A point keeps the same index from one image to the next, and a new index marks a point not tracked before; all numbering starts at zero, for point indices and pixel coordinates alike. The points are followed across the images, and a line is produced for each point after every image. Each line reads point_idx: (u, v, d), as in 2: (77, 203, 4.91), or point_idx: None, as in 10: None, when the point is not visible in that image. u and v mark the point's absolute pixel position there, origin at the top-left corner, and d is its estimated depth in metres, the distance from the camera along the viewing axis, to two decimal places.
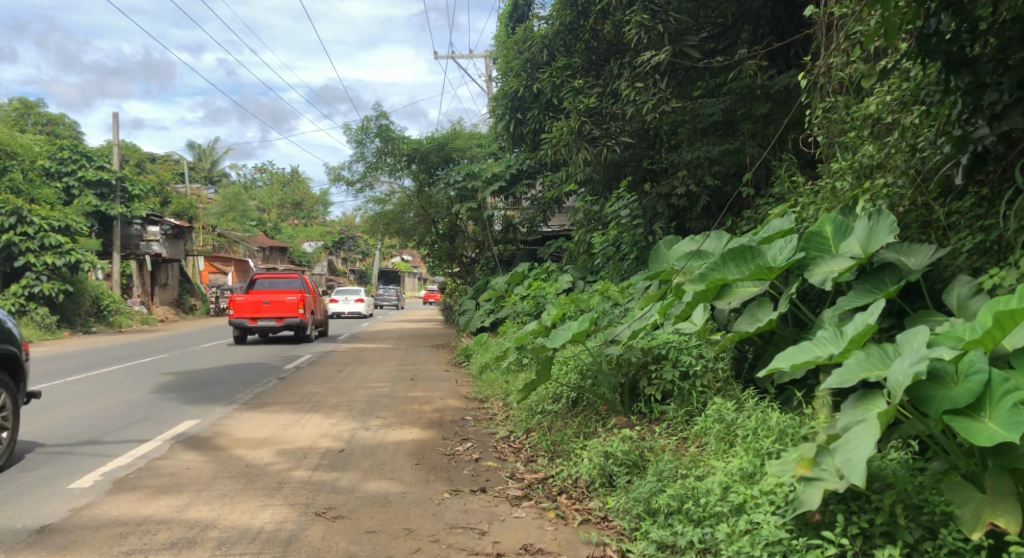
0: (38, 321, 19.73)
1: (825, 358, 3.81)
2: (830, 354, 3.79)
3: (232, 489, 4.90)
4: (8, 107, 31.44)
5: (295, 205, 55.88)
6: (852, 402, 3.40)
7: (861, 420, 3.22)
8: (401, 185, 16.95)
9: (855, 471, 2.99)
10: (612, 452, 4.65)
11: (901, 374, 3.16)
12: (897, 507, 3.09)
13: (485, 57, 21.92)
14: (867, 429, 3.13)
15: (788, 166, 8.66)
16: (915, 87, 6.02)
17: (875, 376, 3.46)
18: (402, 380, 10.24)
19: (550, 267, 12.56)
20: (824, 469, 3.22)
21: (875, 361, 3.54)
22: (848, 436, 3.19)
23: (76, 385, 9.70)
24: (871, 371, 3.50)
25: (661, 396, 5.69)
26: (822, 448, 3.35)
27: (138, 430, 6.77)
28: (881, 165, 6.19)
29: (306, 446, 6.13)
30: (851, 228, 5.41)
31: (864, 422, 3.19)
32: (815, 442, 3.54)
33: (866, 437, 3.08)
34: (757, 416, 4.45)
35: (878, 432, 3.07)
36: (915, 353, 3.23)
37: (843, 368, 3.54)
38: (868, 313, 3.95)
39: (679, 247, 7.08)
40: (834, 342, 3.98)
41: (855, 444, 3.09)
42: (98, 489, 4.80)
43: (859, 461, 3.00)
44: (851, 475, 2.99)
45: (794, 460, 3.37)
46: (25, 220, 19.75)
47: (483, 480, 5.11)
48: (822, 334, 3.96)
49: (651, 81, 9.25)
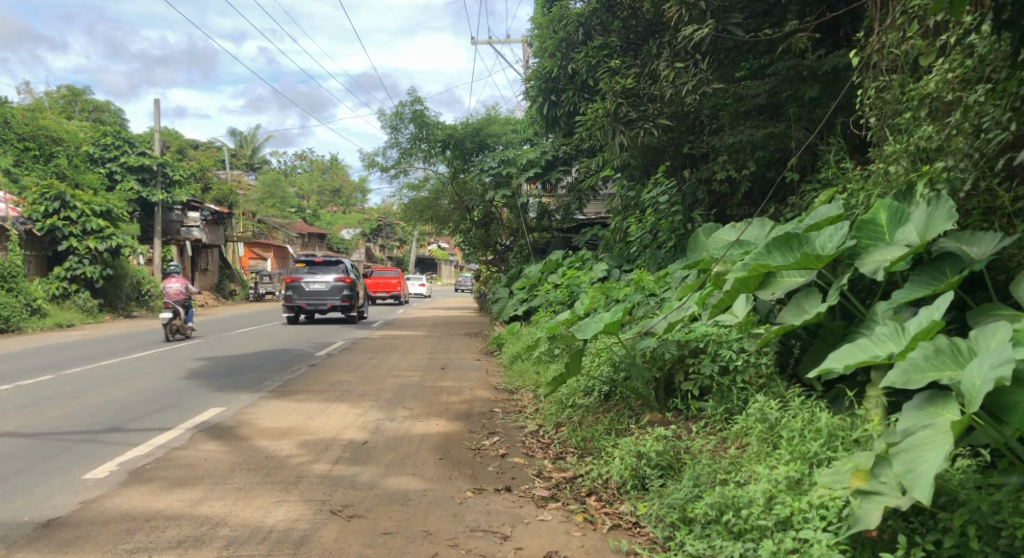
0: (80, 304, 20.09)
1: (884, 357, 3.49)
2: (891, 353, 3.46)
3: (249, 482, 4.74)
4: (56, 94, 31.98)
5: (334, 192, 56.30)
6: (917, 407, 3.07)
7: (929, 427, 2.88)
8: (435, 172, 16.73)
9: (921, 487, 2.66)
10: (645, 453, 4.35)
11: (979, 379, 2.81)
12: (969, 528, 2.76)
13: (522, 41, 21.43)
14: (936, 440, 2.79)
15: (837, 150, 8.24)
16: (980, 63, 5.56)
17: (947, 379, 3.10)
18: (432, 369, 10.05)
19: (585, 255, 12.24)
20: (884, 482, 2.89)
21: (947, 362, 3.18)
22: (915, 445, 2.86)
23: (110, 369, 9.71)
24: (942, 373, 3.14)
25: (699, 391, 5.35)
26: (881, 457, 3.02)
27: (162, 417, 6.67)
28: (940, 148, 5.82)
29: (328, 437, 5.94)
30: (908, 215, 5.03)
31: (933, 429, 2.85)
32: (872, 448, 3.21)
33: (937, 450, 2.74)
34: (803, 417, 4.13)
35: (950, 443, 2.72)
36: (996, 355, 2.87)
37: (908, 366, 3.18)
38: (935, 309, 3.61)
39: (721, 235, 6.77)
40: (895, 339, 3.65)
41: (922, 455, 2.76)
42: (112, 480, 4.70)
43: (927, 475, 2.67)
44: (916, 490, 2.67)
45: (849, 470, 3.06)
46: (68, 204, 20.02)
47: (507, 478, 4.84)
48: (880, 330, 3.63)
49: (693, 61, 8.95)
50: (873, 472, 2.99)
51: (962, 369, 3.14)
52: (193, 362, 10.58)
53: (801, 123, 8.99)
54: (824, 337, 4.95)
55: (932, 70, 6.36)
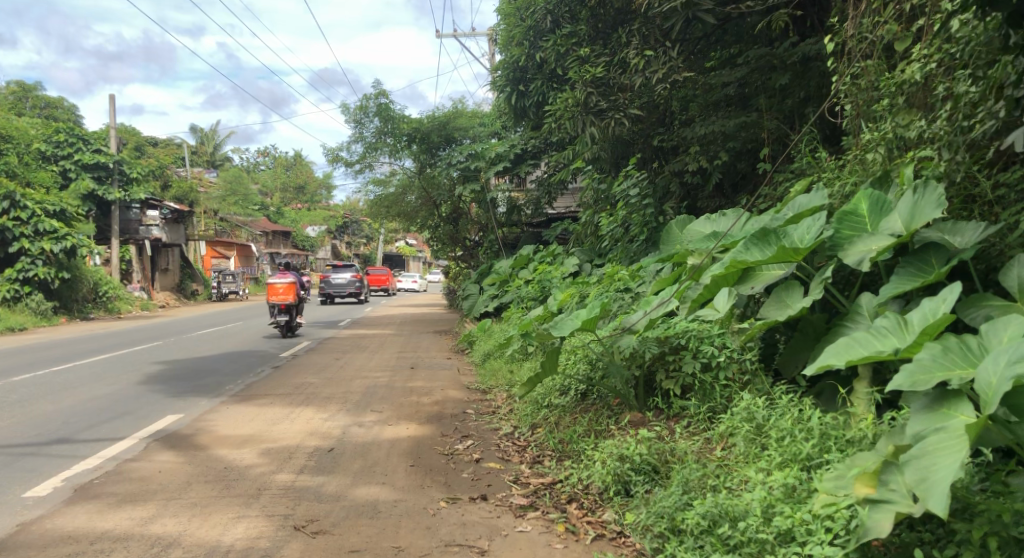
0: (33, 307, 19.32)
1: (890, 354, 3.46)
2: (899, 349, 3.43)
3: (207, 496, 4.43)
4: (5, 90, 30.84)
5: (298, 189, 55.02)
6: (928, 410, 2.95)
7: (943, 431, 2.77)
8: (402, 167, 16.34)
9: (937, 498, 2.55)
10: (628, 456, 4.12)
11: (997, 378, 2.68)
12: (989, 540, 2.62)
13: (487, 34, 21.14)
14: (950, 446, 2.67)
15: (809, 140, 8.14)
16: (964, 47, 5.42)
17: (958, 379, 2.94)
18: (402, 369, 9.75)
19: (556, 250, 12.04)
20: (892, 489, 2.76)
21: (957, 361, 3.02)
22: (928, 448, 2.74)
23: (63, 375, 9.25)
24: (952, 372, 2.98)
25: (681, 390, 5.15)
26: (889, 462, 2.89)
27: (114, 426, 6.29)
28: (920, 136, 5.72)
29: (292, 445, 5.63)
30: (891, 204, 4.90)
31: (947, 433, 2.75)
32: (878, 450, 3.08)
33: (951, 457, 2.62)
34: (793, 416, 3.95)
35: (965, 450, 2.61)
36: (1013, 353, 2.73)
37: (915, 366, 3.02)
38: (938, 301, 3.52)
39: (695, 228, 6.63)
40: (895, 334, 3.57)
41: (938, 462, 2.64)
42: (55, 498, 4.35)
43: (944, 485, 2.55)
44: (932, 502, 2.54)
45: (852, 475, 2.94)
46: (18, 204, 19.23)
47: (482, 486, 4.59)
48: (882, 324, 3.56)
49: (663, 48, 8.79)
50: (877, 478, 2.85)
51: (973, 368, 2.99)
52: (151, 366, 10.13)
53: (771, 113, 8.87)
54: (806, 332, 4.81)
55: (909, 57, 6.24)
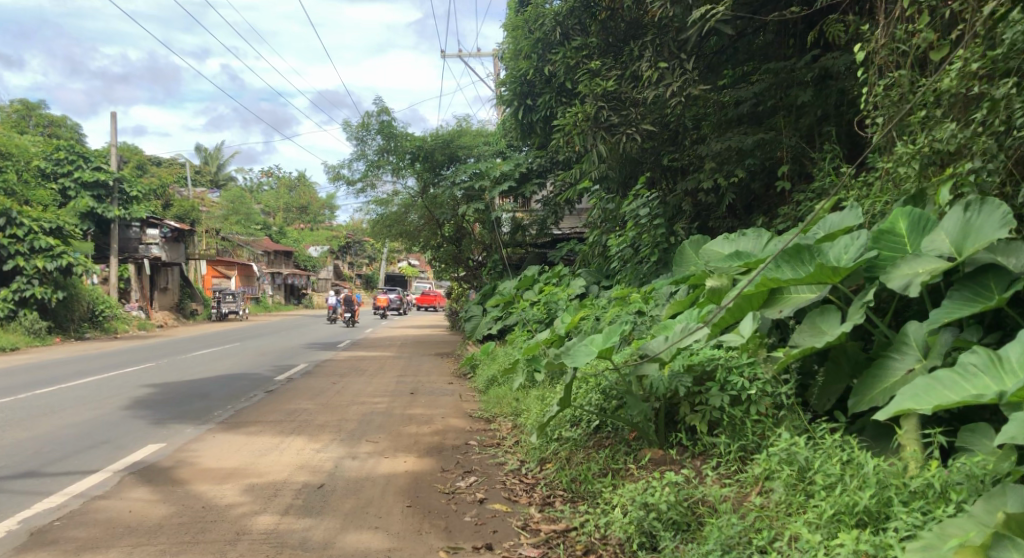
0: (27, 326, 18.88)
1: (988, 397, 3.18)
2: (998, 393, 3.15)
3: (179, 542, 3.95)
4: (9, 108, 30.60)
5: (301, 209, 54.64)
6: None
7: None
8: (405, 186, 15.84)
9: None
10: (654, 504, 3.64)
11: None
12: None
13: (494, 54, 20.84)
14: None
15: (832, 158, 7.75)
16: (1010, 52, 4.97)
17: None
18: (402, 395, 9.27)
19: (562, 271, 11.59)
20: None
21: None
22: None
23: (44, 399, 8.78)
24: None
25: (707, 425, 4.65)
26: (998, 531, 2.64)
27: (86, 457, 5.80)
28: (958, 151, 5.27)
29: (278, 480, 5.13)
30: (931, 222, 4.56)
31: None
32: (977, 512, 2.79)
33: None
34: (845, 463, 3.48)
35: None
36: None
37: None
38: None
39: (712, 248, 6.18)
40: (987, 373, 3.31)
41: None
42: (8, 546, 3.88)
43: None
44: None
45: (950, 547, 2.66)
46: (14, 221, 18.84)
47: (487, 533, 4.12)
48: (974, 363, 3.32)
49: (678, 62, 8.44)
50: (986, 555, 2.60)
51: None
52: (139, 389, 9.64)
53: (790, 129, 8.40)
54: (840, 362, 4.46)
55: (944, 67, 5.82)
